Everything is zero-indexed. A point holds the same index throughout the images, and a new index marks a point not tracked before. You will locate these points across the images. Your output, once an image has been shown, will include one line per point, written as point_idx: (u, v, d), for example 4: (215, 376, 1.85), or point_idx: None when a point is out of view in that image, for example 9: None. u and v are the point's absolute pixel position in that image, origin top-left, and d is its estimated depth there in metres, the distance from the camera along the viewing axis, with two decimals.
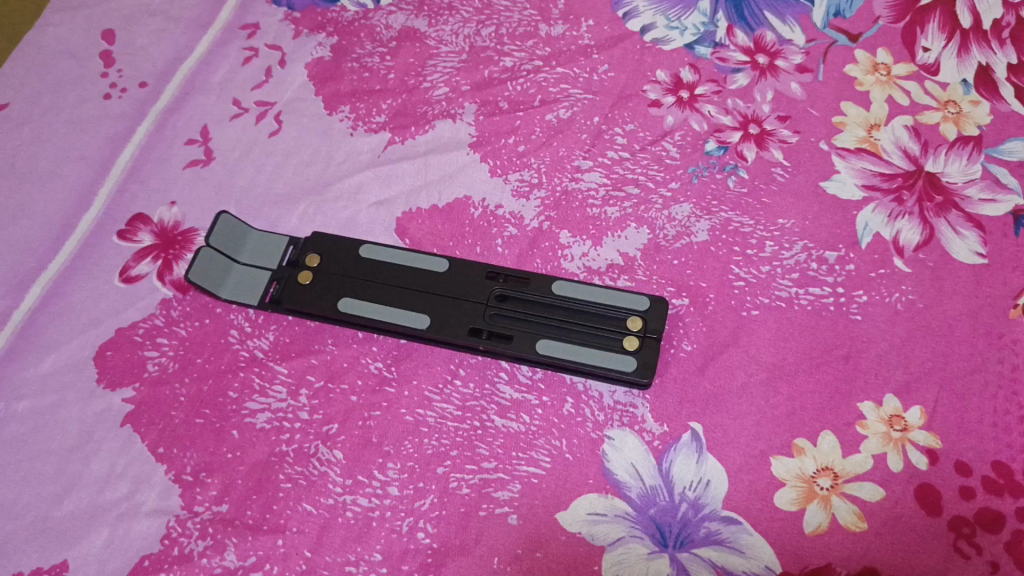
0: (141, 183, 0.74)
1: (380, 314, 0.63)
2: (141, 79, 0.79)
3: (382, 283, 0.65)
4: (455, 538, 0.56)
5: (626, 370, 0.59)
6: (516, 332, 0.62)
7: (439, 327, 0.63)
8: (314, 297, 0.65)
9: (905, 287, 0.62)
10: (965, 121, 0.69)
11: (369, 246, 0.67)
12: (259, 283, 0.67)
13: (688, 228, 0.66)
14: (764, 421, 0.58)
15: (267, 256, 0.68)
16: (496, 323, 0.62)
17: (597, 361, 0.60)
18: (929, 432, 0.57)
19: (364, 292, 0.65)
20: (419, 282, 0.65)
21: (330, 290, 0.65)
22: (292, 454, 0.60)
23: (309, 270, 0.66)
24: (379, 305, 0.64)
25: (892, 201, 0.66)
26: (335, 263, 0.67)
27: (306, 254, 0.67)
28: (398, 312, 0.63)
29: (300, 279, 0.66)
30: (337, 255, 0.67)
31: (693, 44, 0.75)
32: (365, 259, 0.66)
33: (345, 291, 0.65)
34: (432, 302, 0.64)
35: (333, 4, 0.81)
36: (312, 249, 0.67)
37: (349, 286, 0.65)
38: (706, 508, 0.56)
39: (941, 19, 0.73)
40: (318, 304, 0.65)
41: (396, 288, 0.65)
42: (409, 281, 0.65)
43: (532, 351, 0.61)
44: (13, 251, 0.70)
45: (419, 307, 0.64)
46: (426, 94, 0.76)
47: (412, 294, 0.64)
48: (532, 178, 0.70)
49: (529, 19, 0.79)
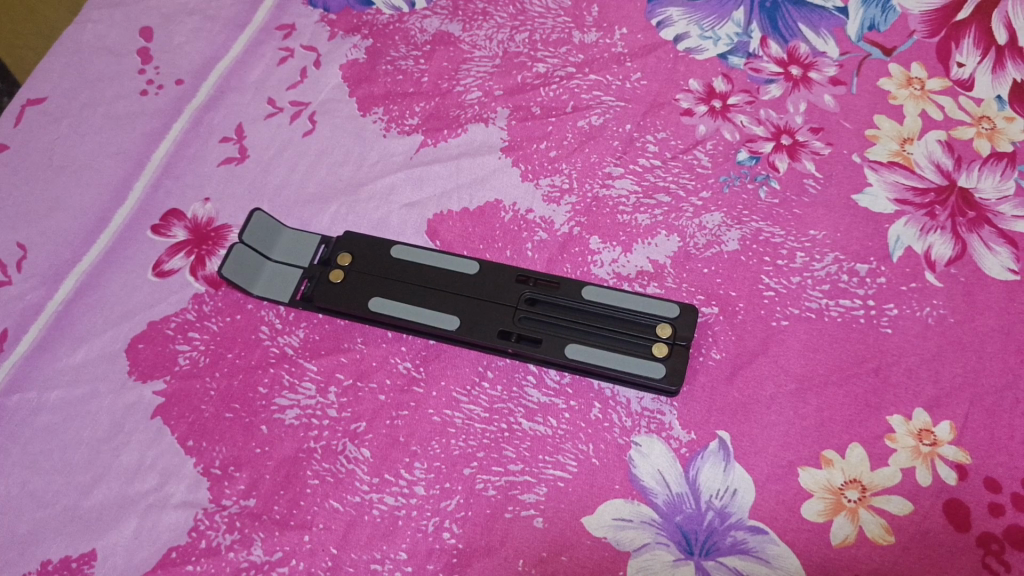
0: (175, 178, 0.74)
1: (412, 314, 0.64)
2: (178, 77, 0.80)
3: (412, 284, 0.66)
4: (481, 539, 0.56)
5: (655, 377, 0.59)
6: (545, 335, 0.62)
7: (470, 328, 0.63)
8: (345, 295, 0.66)
9: (936, 302, 0.62)
10: (999, 137, 0.69)
11: (400, 247, 0.68)
12: (291, 280, 0.68)
13: (719, 237, 0.66)
14: (792, 432, 0.58)
15: (300, 255, 0.69)
16: (526, 326, 0.63)
17: (626, 367, 0.60)
18: (958, 447, 0.57)
19: (396, 293, 0.65)
20: (449, 283, 0.65)
21: (361, 289, 0.66)
22: (320, 451, 0.60)
23: (341, 269, 0.67)
24: (409, 305, 0.64)
25: (924, 216, 0.65)
26: (367, 263, 0.67)
27: (337, 253, 0.68)
28: (430, 314, 0.64)
29: (332, 278, 0.67)
30: (369, 255, 0.68)
31: (726, 54, 0.76)
32: (396, 260, 0.67)
33: (376, 290, 0.66)
34: (463, 303, 0.64)
35: (369, 7, 0.82)
36: (344, 249, 0.68)
37: (379, 286, 0.66)
38: (733, 517, 0.56)
39: (976, 35, 0.73)
40: (349, 302, 0.65)
41: (427, 289, 0.65)
42: (440, 282, 0.66)
43: (561, 355, 0.61)
44: (50, 243, 0.71)
45: (450, 309, 0.64)
46: (459, 97, 0.76)
47: (443, 295, 0.65)
48: (563, 184, 0.71)
49: (563, 26, 0.79)
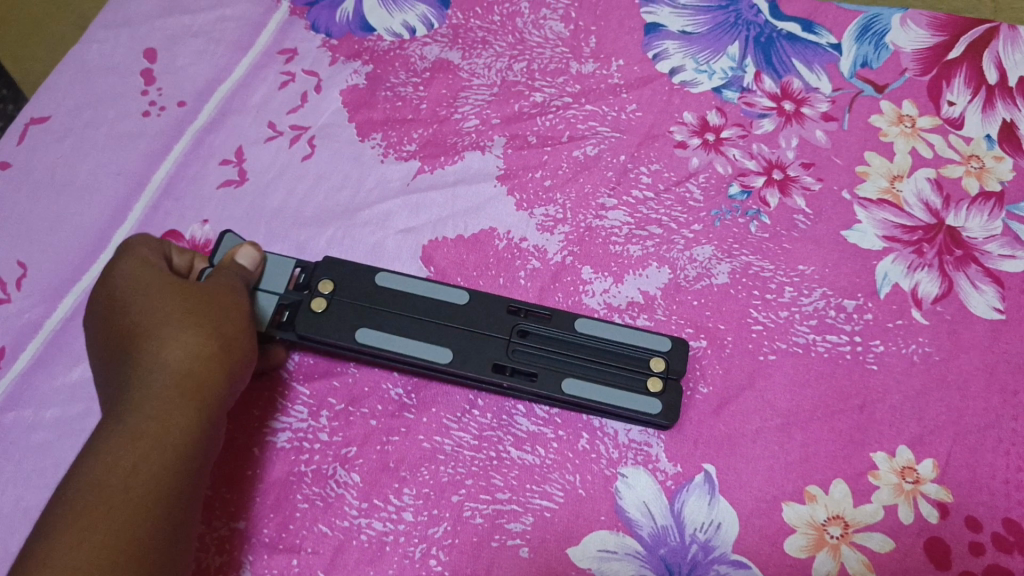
0: (175, 200, 0.75)
1: (402, 346, 0.62)
2: (181, 99, 0.81)
3: (400, 314, 0.64)
4: (467, 567, 0.57)
5: (652, 413, 0.59)
6: (540, 369, 0.62)
7: (462, 360, 0.62)
8: (331, 326, 0.64)
9: (921, 339, 0.63)
10: (988, 176, 0.70)
11: (385, 274, 0.66)
12: (270, 307, 0.65)
13: (709, 270, 0.67)
14: (776, 466, 0.59)
15: (276, 279, 0.66)
16: (520, 360, 0.62)
17: (624, 403, 0.60)
18: (940, 485, 0.58)
19: (383, 324, 0.64)
20: (438, 314, 0.64)
21: (348, 319, 0.64)
22: (310, 475, 0.61)
23: (323, 297, 0.65)
24: (399, 336, 0.63)
25: (912, 253, 0.66)
26: (352, 290, 0.65)
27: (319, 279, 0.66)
28: (421, 346, 0.62)
29: (315, 306, 0.64)
30: (353, 283, 0.66)
31: (721, 88, 0.77)
32: (382, 288, 0.65)
33: (362, 321, 0.64)
34: (453, 335, 0.63)
35: (370, 33, 0.83)
36: (326, 276, 0.66)
37: (365, 316, 0.64)
38: (716, 551, 0.57)
39: (967, 74, 0.75)
40: (335, 333, 0.63)
41: (416, 320, 0.64)
42: (428, 312, 0.64)
43: (558, 390, 0.61)
44: (50, 262, 0.72)
45: (441, 340, 0.63)
46: (457, 125, 0.77)
47: (432, 326, 0.64)
48: (557, 214, 0.72)
49: (561, 56, 0.80)
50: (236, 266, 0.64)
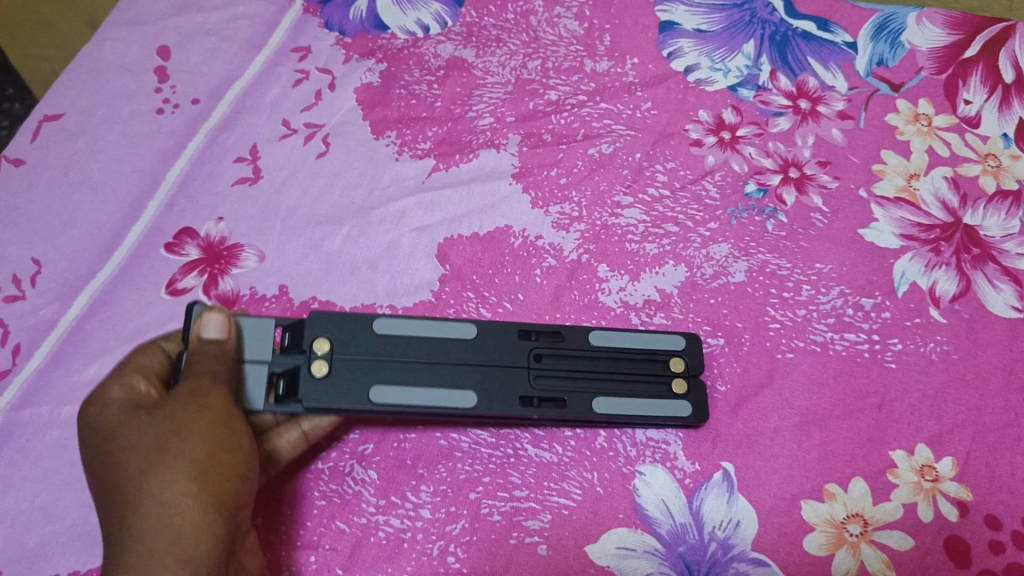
0: (189, 197, 0.75)
1: (425, 398, 0.58)
2: (195, 97, 0.81)
3: (408, 359, 0.59)
4: (485, 565, 0.57)
5: (686, 415, 0.60)
6: (565, 393, 0.60)
7: (489, 401, 0.59)
8: (343, 388, 0.58)
9: (939, 337, 0.63)
10: (1004, 174, 0.70)
11: (381, 320, 0.61)
12: (262, 380, 0.59)
13: (726, 268, 0.67)
14: (795, 464, 0.59)
15: (259, 345, 0.60)
16: (544, 387, 0.60)
17: (657, 411, 0.60)
18: (959, 484, 0.58)
19: (393, 375, 0.59)
20: (447, 354, 0.60)
21: (354, 374, 0.58)
22: (327, 471, 0.60)
23: (323, 358, 0.59)
24: (418, 388, 0.58)
25: (929, 251, 0.66)
26: (350, 344, 0.59)
27: (312, 338, 0.59)
28: (443, 393, 0.58)
29: (318, 369, 0.58)
30: (349, 336, 0.60)
31: (736, 86, 0.77)
32: (381, 336, 0.60)
33: (372, 377, 0.59)
34: (471, 375, 0.60)
35: (384, 31, 0.83)
36: (319, 333, 0.60)
37: (374, 370, 0.59)
38: (735, 549, 0.57)
39: (983, 73, 0.75)
40: (346, 397, 0.58)
41: (428, 365, 0.59)
42: (435, 352, 0.60)
43: (592, 411, 0.60)
44: (64, 258, 0.72)
45: (461, 383, 0.59)
46: (472, 123, 0.77)
47: (445, 367, 0.59)
48: (573, 212, 0.71)
49: (575, 54, 0.80)
50: (205, 346, 0.57)
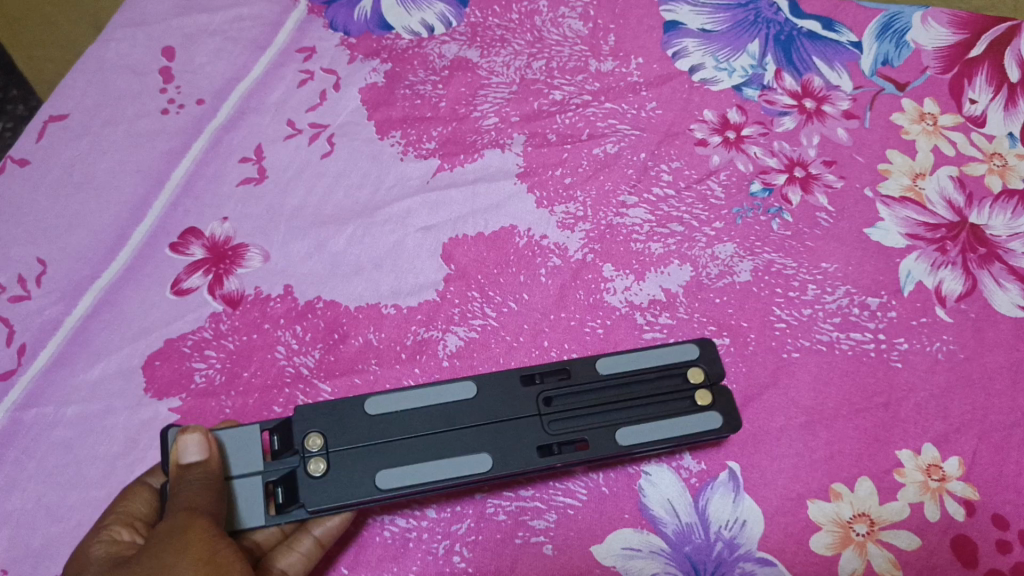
0: (194, 198, 0.75)
1: (438, 472, 0.52)
2: (199, 97, 0.81)
3: (413, 435, 0.53)
4: (490, 565, 0.57)
5: (716, 429, 0.55)
6: (585, 433, 0.55)
7: (509, 464, 0.53)
8: (347, 479, 0.52)
9: (946, 337, 0.63)
10: (1010, 174, 0.70)
11: (372, 398, 0.55)
12: (256, 494, 0.53)
13: (732, 267, 0.67)
14: (801, 464, 0.59)
15: (249, 456, 0.54)
16: (562, 431, 0.55)
17: (682, 432, 0.55)
18: (966, 483, 0.58)
19: (401, 454, 0.53)
20: (452, 422, 0.54)
21: (359, 461, 0.53)
22: None
23: (317, 453, 0.53)
24: (428, 463, 0.53)
25: (935, 251, 0.66)
26: (343, 430, 0.54)
27: (302, 436, 0.53)
28: (457, 462, 0.53)
29: (315, 468, 0.52)
30: (342, 424, 0.54)
31: (741, 86, 0.76)
32: (376, 415, 0.54)
33: (374, 461, 0.53)
34: (484, 438, 0.54)
35: (388, 32, 0.83)
36: (310, 427, 0.53)
37: (375, 452, 0.53)
38: (742, 548, 0.56)
39: (988, 72, 0.75)
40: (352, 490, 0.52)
41: (433, 437, 0.54)
42: (440, 422, 0.54)
43: (615, 445, 0.54)
44: (69, 259, 0.72)
45: (474, 450, 0.53)
46: (476, 123, 0.77)
47: (455, 436, 0.54)
48: (577, 211, 0.71)
49: (580, 54, 0.80)
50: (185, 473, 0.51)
